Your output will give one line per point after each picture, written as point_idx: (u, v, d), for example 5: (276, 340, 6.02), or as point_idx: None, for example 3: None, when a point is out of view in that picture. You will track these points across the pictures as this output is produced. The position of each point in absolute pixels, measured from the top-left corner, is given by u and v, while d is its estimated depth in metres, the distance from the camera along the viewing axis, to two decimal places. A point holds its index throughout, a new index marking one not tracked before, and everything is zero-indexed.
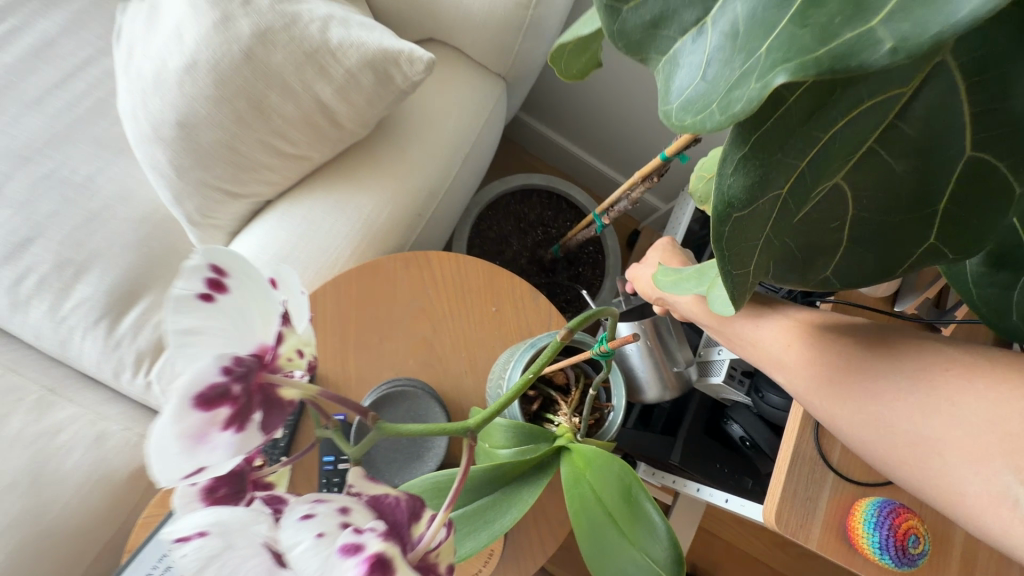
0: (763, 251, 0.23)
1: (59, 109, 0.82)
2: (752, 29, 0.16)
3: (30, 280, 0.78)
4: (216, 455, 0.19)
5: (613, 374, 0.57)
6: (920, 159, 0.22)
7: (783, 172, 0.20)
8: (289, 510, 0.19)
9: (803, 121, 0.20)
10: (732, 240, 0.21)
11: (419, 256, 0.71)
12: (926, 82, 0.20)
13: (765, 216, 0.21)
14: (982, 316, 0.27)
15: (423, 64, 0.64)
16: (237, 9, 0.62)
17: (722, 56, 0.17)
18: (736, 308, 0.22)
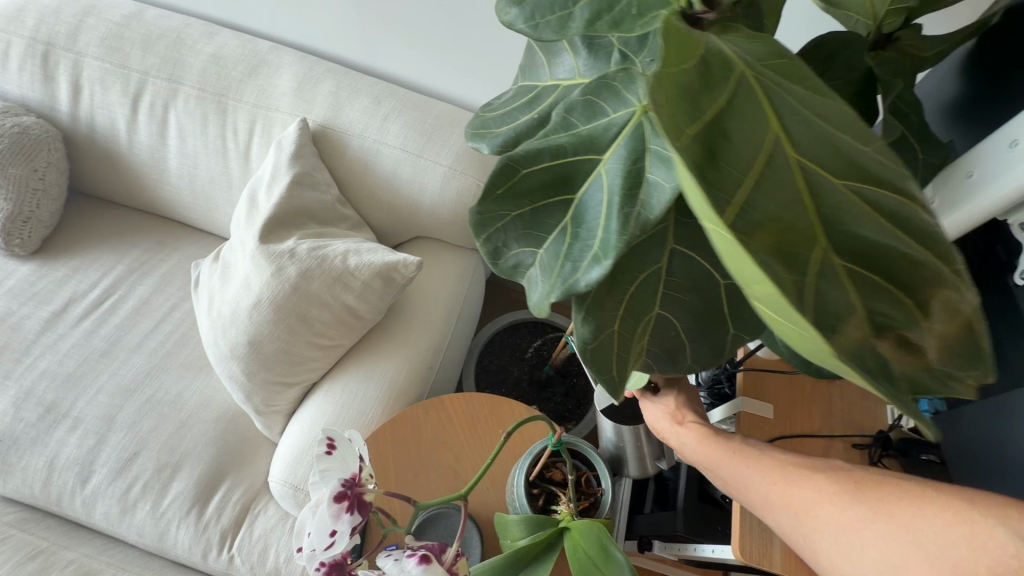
0: (620, 355, 0.42)
1: (154, 347, 1.10)
2: (548, 266, 0.39)
3: (136, 487, 0.98)
4: (344, 527, 0.39)
5: (597, 464, 0.75)
6: (696, 288, 0.44)
7: (611, 316, 0.42)
8: (380, 555, 0.38)
9: (607, 288, 0.41)
10: (594, 355, 0.41)
11: (434, 400, 0.92)
12: (673, 257, 0.43)
13: (611, 342, 0.41)
14: None
15: (414, 265, 0.90)
16: (286, 260, 0.91)
17: (542, 276, 0.40)
18: (613, 395, 0.41)
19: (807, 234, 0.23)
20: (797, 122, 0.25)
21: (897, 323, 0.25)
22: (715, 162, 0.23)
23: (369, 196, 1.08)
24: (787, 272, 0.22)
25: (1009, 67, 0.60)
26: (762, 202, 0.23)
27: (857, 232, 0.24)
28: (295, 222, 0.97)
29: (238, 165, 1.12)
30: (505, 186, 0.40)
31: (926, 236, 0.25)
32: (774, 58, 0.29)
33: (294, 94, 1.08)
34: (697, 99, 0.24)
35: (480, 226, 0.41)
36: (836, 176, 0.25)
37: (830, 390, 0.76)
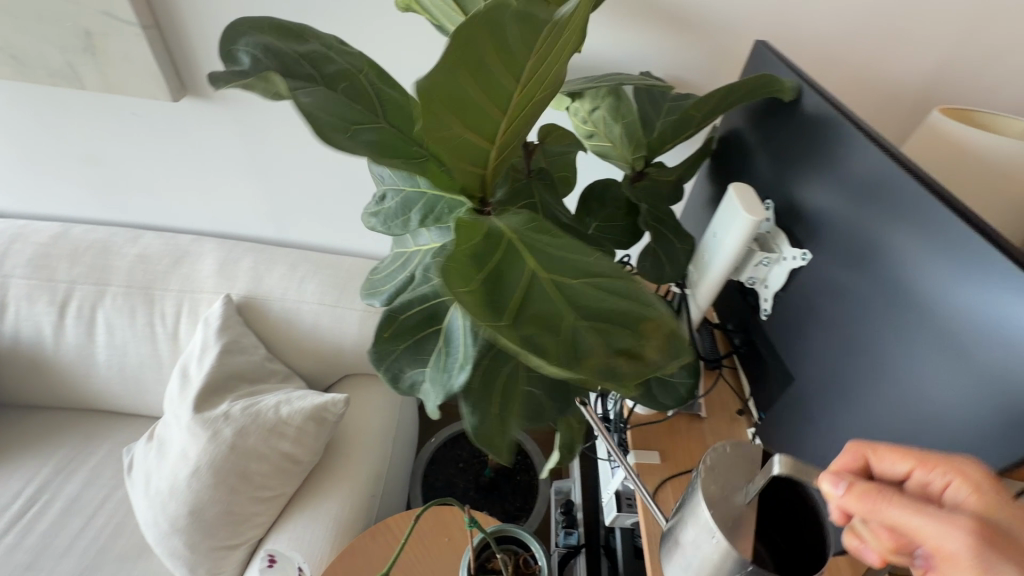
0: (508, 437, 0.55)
1: (86, 545, 1.08)
2: (434, 377, 0.54)
3: None
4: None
5: (530, 542, 0.84)
6: None
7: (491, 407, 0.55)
8: None
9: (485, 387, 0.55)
10: (486, 440, 0.52)
11: (380, 525, 0.98)
12: None
13: (494, 426, 0.53)
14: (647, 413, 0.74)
15: (342, 401, 1.01)
16: (221, 423, 0.99)
17: (431, 386, 0.54)
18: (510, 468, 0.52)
19: (560, 313, 0.40)
20: (544, 255, 0.44)
21: (628, 345, 0.40)
22: (496, 290, 0.39)
23: (295, 348, 1.21)
24: (547, 340, 0.39)
25: (725, 177, 0.89)
26: (530, 305, 0.40)
27: (592, 307, 0.41)
28: (227, 387, 1.06)
29: (166, 346, 1.22)
30: (391, 330, 0.57)
31: (633, 296, 0.43)
32: (530, 222, 0.47)
33: (217, 275, 1.23)
34: (481, 257, 0.41)
35: (380, 357, 0.57)
36: (570, 279, 0.43)
37: (703, 427, 0.92)
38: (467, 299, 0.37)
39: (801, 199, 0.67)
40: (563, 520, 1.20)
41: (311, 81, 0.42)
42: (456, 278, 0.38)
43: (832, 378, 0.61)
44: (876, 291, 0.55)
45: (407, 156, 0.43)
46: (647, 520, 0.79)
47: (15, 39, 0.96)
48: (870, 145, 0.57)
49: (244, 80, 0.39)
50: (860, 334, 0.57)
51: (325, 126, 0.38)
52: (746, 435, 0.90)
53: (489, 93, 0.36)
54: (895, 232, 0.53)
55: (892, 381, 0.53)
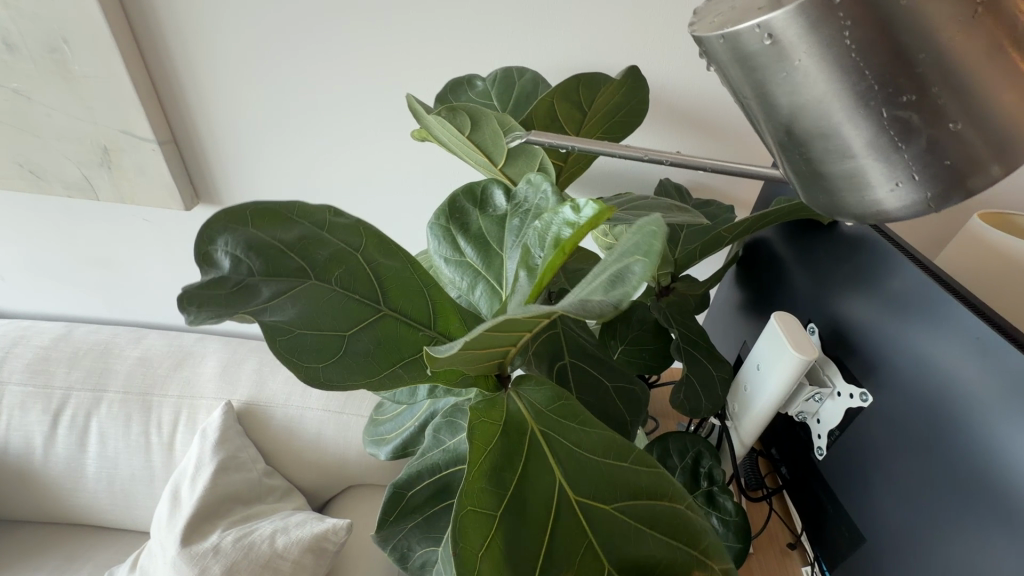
0: None
1: None
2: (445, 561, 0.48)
3: None
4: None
5: None
6: None
7: None
8: None
9: None
10: None
11: None
12: None
13: None
14: None
15: (345, 527, 0.92)
16: (210, 560, 0.89)
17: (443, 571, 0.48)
18: None
19: (592, 564, 0.36)
20: (573, 463, 0.39)
21: None
22: (517, 535, 0.35)
23: (296, 460, 1.13)
24: None
25: (755, 286, 0.83)
26: (557, 554, 0.35)
27: (629, 554, 0.36)
28: (220, 511, 0.97)
29: (160, 457, 1.14)
30: (397, 508, 0.51)
31: (673, 523, 0.38)
32: (557, 399, 0.43)
33: (219, 379, 1.17)
34: (503, 475, 0.37)
35: (384, 535, 0.50)
36: (610, 504, 0.37)
37: (749, 563, 0.80)
38: (484, 560, 0.33)
39: (849, 321, 0.61)
40: None
41: (298, 282, 0.38)
42: (473, 533, 0.34)
43: (900, 536, 0.53)
44: (957, 460, 0.47)
45: (403, 358, 0.40)
46: None
47: (33, 156, 0.96)
48: (921, 275, 0.53)
49: (221, 290, 0.36)
50: (923, 490, 0.51)
51: (307, 354, 0.37)
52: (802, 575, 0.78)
53: (510, 326, 0.33)
54: (956, 381, 0.48)
55: (967, 562, 0.46)
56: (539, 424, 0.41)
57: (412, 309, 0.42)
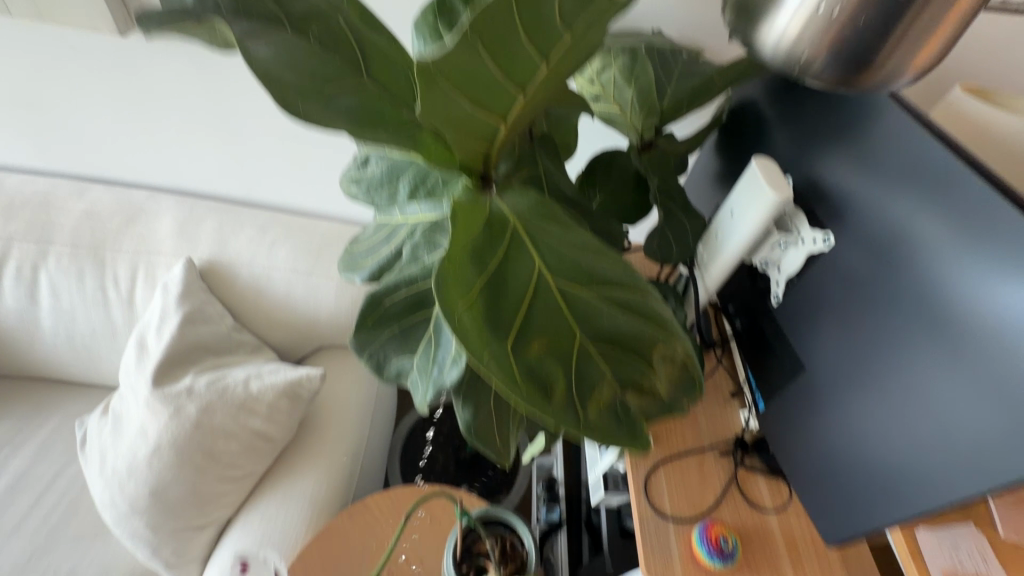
0: (501, 430, 0.58)
1: (35, 526, 1.00)
2: (424, 366, 0.51)
3: None
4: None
5: (522, 527, 0.81)
6: None
7: (484, 395, 0.57)
8: None
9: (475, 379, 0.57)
10: (479, 431, 0.56)
11: (357, 505, 0.94)
12: None
13: (488, 419, 0.57)
14: None
15: (318, 375, 0.95)
16: (184, 400, 0.91)
17: (422, 377, 0.51)
18: (500, 457, 0.57)
19: (566, 334, 0.37)
20: (555, 255, 0.39)
21: (635, 376, 0.36)
22: (498, 301, 0.35)
23: (265, 319, 1.12)
24: (551, 364, 0.34)
25: (735, 151, 0.83)
26: (535, 322, 0.36)
27: (603, 327, 0.37)
28: (191, 359, 0.98)
29: (121, 313, 1.11)
30: (375, 316, 0.52)
31: (646, 306, 0.38)
32: (538, 205, 0.43)
33: (177, 236, 1.12)
34: (485, 256, 0.37)
35: (363, 342, 0.52)
36: (586, 288, 0.38)
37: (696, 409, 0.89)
38: (465, 316, 0.33)
39: (826, 170, 0.62)
40: (546, 494, 1.24)
41: (271, 28, 0.35)
42: (455, 287, 0.33)
43: (842, 367, 0.59)
44: (908, 288, 0.52)
45: (386, 125, 0.37)
46: (638, 503, 0.79)
47: None
48: (910, 122, 0.54)
49: (184, 24, 0.33)
50: (875, 322, 0.55)
51: (284, 87, 0.33)
52: (739, 417, 0.88)
53: (507, 62, 0.31)
54: (919, 221, 0.51)
55: (909, 378, 0.52)
56: (523, 220, 0.41)
57: (391, 83, 0.39)
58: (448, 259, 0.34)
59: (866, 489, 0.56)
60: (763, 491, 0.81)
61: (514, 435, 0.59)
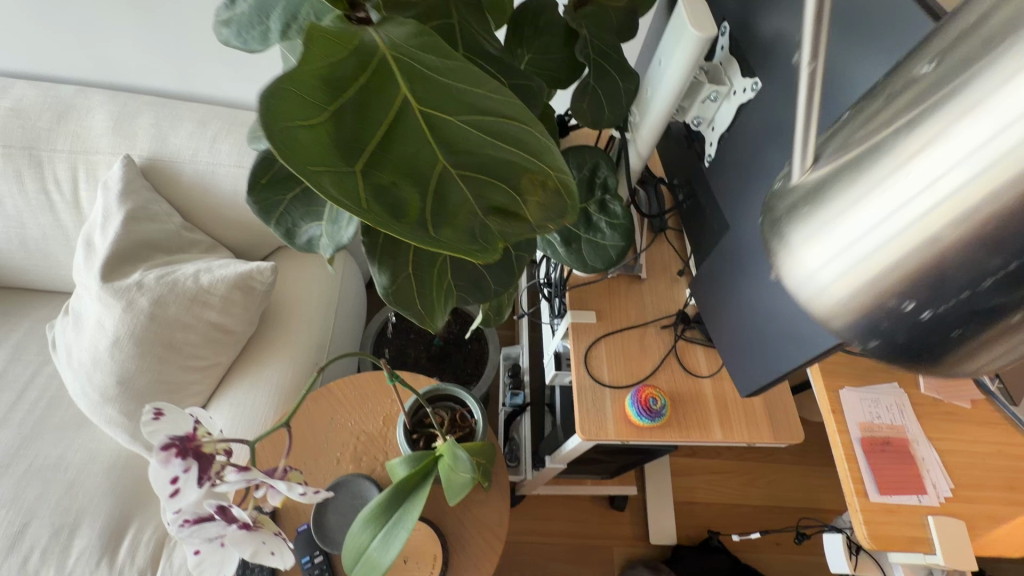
0: (424, 300, 0.57)
1: (23, 418, 1.06)
2: (331, 223, 0.51)
3: (33, 556, 0.94)
4: (209, 521, 0.47)
5: (469, 400, 0.86)
6: None
7: (403, 263, 0.57)
8: (187, 472, 0.46)
9: (392, 245, 0.56)
10: (399, 299, 0.56)
11: (322, 390, 0.99)
12: None
13: (407, 284, 0.56)
14: (590, 271, 0.70)
15: (270, 269, 0.95)
16: (135, 293, 0.92)
17: (330, 233, 0.51)
18: (426, 324, 0.56)
19: (428, 162, 0.33)
20: (424, 82, 0.35)
21: (501, 202, 0.34)
22: (350, 125, 0.32)
23: (217, 218, 1.10)
24: (404, 190, 0.32)
25: None
26: (392, 147, 0.33)
27: (468, 153, 0.34)
28: (140, 256, 0.98)
29: (70, 215, 1.09)
30: (272, 175, 0.50)
31: (519, 137, 0.35)
32: (419, 34, 0.37)
33: (113, 132, 1.07)
34: (339, 80, 0.33)
35: (265, 207, 0.51)
36: (453, 116, 0.34)
37: (642, 289, 0.91)
38: (304, 136, 0.29)
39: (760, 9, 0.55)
40: (512, 381, 1.30)
41: None
42: (290, 112, 0.30)
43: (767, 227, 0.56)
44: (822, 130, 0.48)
45: None
46: (579, 373, 0.82)
47: None
48: None
49: None
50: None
51: None
52: (683, 294, 0.90)
53: None
54: None
55: None
56: (395, 49, 0.35)
57: None
58: (284, 79, 0.30)
59: (785, 344, 0.56)
60: (700, 361, 0.85)
61: (439, 303, 0.58)
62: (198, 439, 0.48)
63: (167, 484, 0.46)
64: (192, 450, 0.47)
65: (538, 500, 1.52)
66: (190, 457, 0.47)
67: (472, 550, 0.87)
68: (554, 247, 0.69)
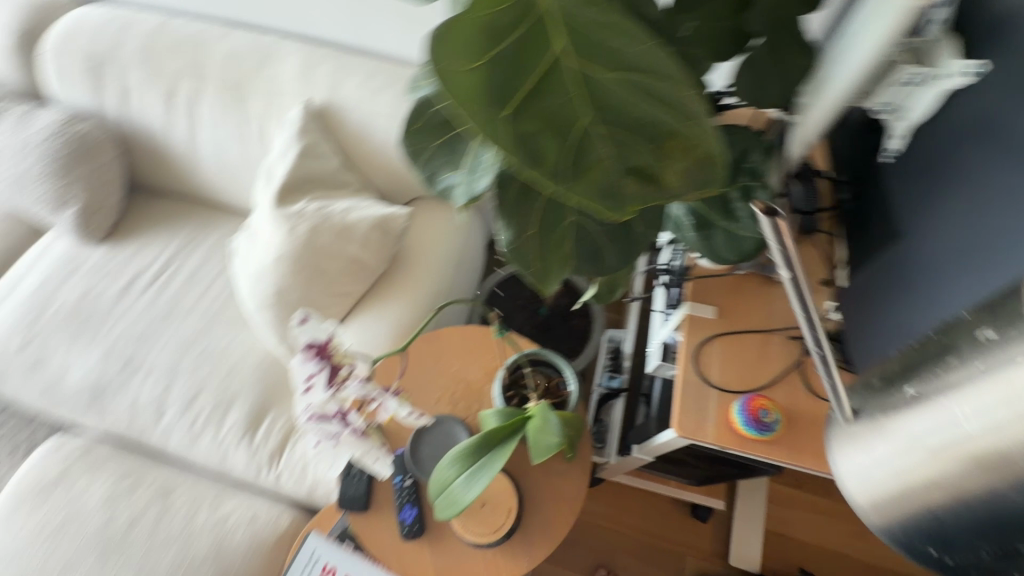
0: (543, 262, 0.59)
1: (205, 308, 1.29)
2: (468, 172, 0.54)
3: (200, 419, 1.17)
4: (331, 420, 0.55)
5: (566, 370, 0.88)
6: None
7: (528, 222, 0.58)
8: (321, 375, 0.53)
9: (521, 203, 0.58)
10: (519, 257, 0.58)
11: (433, 333, 1.07)
12: None
13: (529, 244, 0.58)
14: (716, 261, 0.66)
15: (407, 215, 1.08)
16: (298, 220, 1.07)
17: (463, 182, 0.53)
18: (540, 286, 0.58)
19: (573, 115, 0.33)
20: (581, 35, 0.34)
21: (641, 163, 0.33)
22: (503, 72, 0.32)
23: (369, 163, 1.22)
24: (545, 140, 0.32)
25: None
26: (540, 98, 0.33)
27: (614, 110, 0.33)
28: (305, 188, 1.12)
29: (258, 147, 1.29)
30: (423, 123, 0.55)
31: (671, 99, 0.34)
32: None
33: (299, 78, 1.22)
34: (500, 27, 0.33)
35: (414, 153, 0.55)
36: (606, 71, 0.34)
37: (774, 293, 0.83)
38: (460, 80, 0.32)
39: None
40: (609, 364, 1.30)
41: None
42: (452, 55, 0.32)
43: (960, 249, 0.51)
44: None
45: None
46: (685, 367, 0.78)
47: None
48: None
49: None
50: (1004, 182, 0.47)
51: None
52: (823, 308, 0.81)
53: None
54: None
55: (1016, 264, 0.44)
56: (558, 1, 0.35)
57: None
58: (450, 26, 0.32)
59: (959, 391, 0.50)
60: (829, 383, 0.76)
61: (557, 268, 0.59)
62: (332, 348, 0.54)
63: (304, 380, 0.53)
64: (326, 357, 0.53)
65: (616, 488, 1.50)
66: (325, 362, 0.53)
67: (544, 514, 0.89)
68: (684, 230, 0.66)
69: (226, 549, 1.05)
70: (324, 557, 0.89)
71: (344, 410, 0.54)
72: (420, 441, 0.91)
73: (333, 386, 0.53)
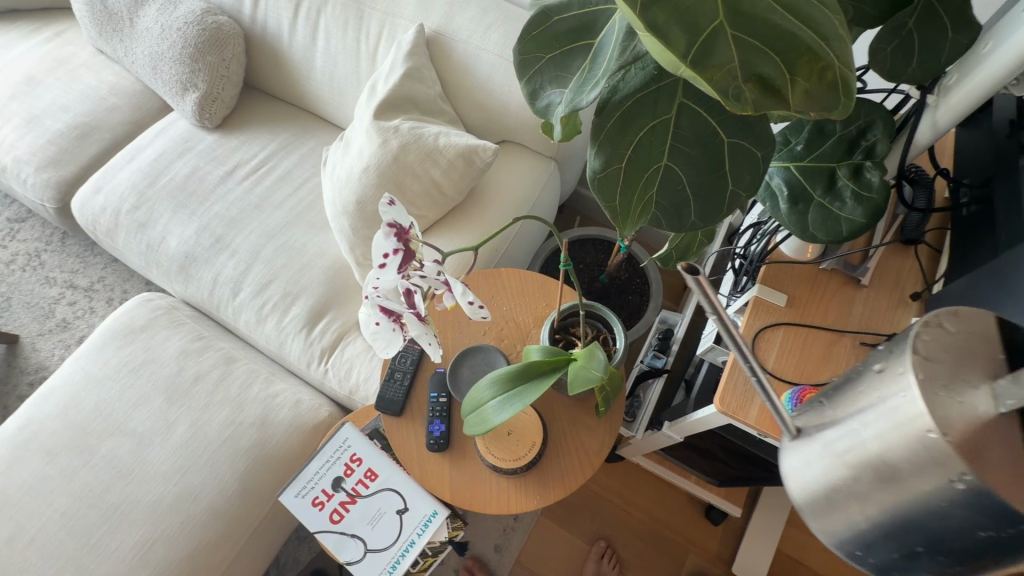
0: (623, 198, 0.58)
1: (290, 207, 1.39)
2: (572, 90, 0.53)
3: (268, 305, 1.27)
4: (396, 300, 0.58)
5: (617, 327, 0.88)
6: (704, 145, 0.57)
7: (619, 155, 0.57)
8: (397, 255, 0.56)
9: (616, 134, 0.57)
10: (601, 187, 0.58)
11: (492, 271, 1.10)
12: (684, 98, 0.56)
13: (615, 176, 0.57)
14: (804, 238, 0.62)
15: (492, 150, 1.07)
16: (391, 135, 1.11)
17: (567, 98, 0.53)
18: (616, 221, 0.58)
19: (707, 10, 0.32)
20: None
21: (767, 71, 0.32)
22: None
23: (466, 97, 1.24)
24: (674, 30, 0.31)
25: None
26: None
27: (751, 14, 0.32)
28: (402, 107, 1.16)
29: (366, 65, 1.34)
30: (540, 33, 0.55)
31: (809, 13, 0.33)
32: None
33: (418, 3, 1.25)
34: None
35: (524, 65, 0.56)
36: None
37: (855, 295, 0.78)
38: None
39: None
40: (657, 344, 1.26)
41: None
42: None
43: None
44: None
45: None
46: (741, 346, 0.76)
47: None
48: None
49: None
50: None
51: None
52: (906, 320, 0.75)
53: None
54: None
55: None
56: None
57: None
58: None
59: None
60: None
61: (636, 208, 0.59)
62: (410, 235, 0.57)
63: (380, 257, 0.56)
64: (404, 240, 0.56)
65: (634, 470, 1.50)
66: (402, 245, 0.56)
67: (564, 460, 0.91)
68: (775, 201, 0.63)
69: (269, 422, 1.15)
70: (354, 447, 0.96)
71: (410, 293, 0.57)
72: (459, 366, 0.94)
73: (406, 268, 0.56)
